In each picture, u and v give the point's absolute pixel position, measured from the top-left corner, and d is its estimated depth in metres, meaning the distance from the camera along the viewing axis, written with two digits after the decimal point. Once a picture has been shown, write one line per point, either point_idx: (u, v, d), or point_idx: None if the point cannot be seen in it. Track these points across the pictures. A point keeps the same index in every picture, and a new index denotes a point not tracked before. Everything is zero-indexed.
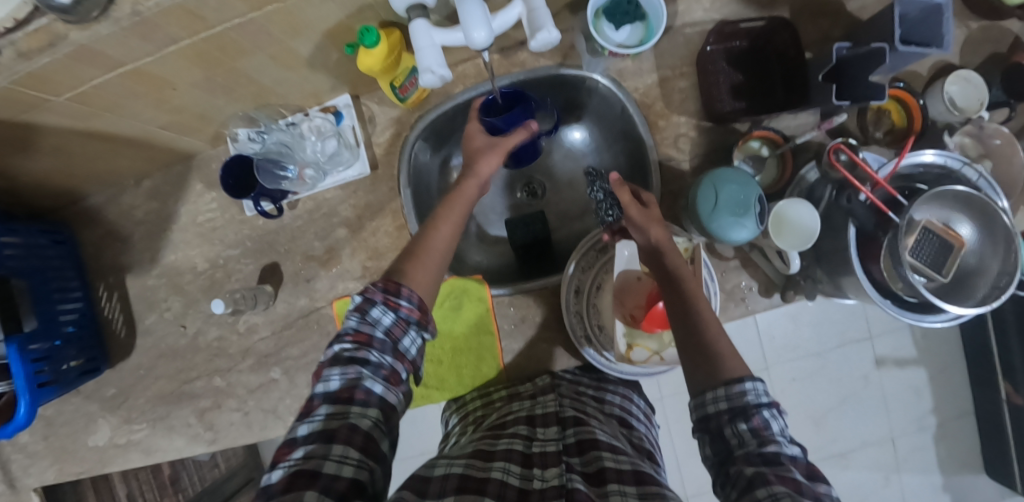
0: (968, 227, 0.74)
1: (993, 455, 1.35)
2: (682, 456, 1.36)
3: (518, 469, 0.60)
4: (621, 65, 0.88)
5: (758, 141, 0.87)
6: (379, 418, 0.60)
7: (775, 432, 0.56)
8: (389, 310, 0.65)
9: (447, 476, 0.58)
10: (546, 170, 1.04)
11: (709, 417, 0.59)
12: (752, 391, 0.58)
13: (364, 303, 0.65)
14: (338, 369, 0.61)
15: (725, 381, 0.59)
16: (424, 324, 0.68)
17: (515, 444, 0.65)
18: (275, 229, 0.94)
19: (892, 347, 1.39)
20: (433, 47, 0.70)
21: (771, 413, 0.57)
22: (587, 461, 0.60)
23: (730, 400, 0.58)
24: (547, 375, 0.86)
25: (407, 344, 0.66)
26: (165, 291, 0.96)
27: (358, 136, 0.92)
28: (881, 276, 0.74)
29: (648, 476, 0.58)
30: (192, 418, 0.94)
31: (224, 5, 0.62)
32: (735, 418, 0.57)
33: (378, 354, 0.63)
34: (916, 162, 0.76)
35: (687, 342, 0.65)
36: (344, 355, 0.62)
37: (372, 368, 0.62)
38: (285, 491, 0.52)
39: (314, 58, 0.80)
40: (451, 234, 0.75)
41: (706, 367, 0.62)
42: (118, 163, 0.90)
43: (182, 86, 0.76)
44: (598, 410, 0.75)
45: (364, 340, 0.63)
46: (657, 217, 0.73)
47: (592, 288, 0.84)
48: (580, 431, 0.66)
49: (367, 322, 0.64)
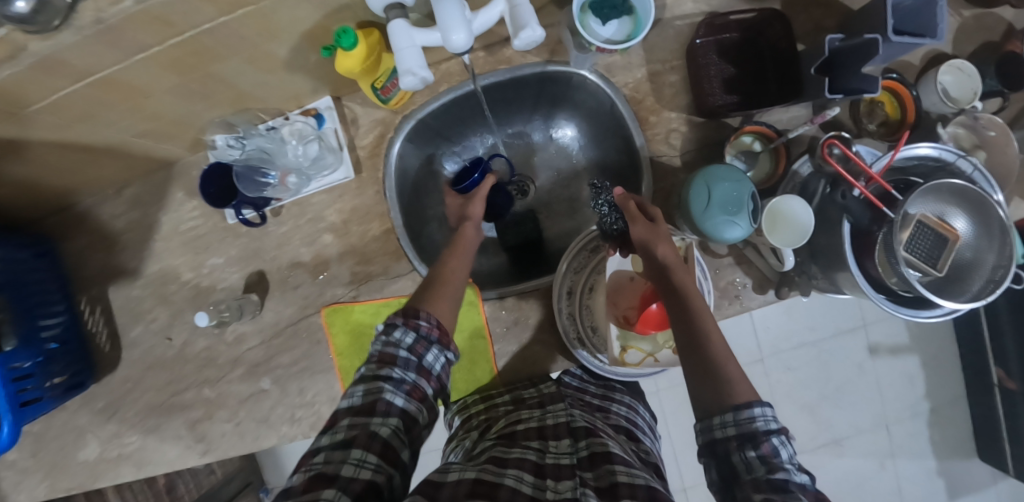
0: (963, 220, 0.74)
1: (985, 438, 1.36)
2: (679, 449, 1.37)
3: (531, 478, 0.60)
4: (610, 60, 0.86)
5: (750, 135, 0.86)
6: (399, 427, 0.60)
7: (784, 459, 0.55)
8: (410, 330, 0.66)
9: (461, 481, 0.58)
10: (534, 169, 1.03)
11: (716, 442, 0.58)
12: (761, 417, 0.57)
13: (386, 327, 0.67)
14: (361, 386, 0.62)
15: (733, 405, 0.58)
16: (445, 343, 0.68)
17: (528, 454, 0.64)
18: (259, 236, 0.91)
19: (886, 335, 1.39)
20: (413, 49, 0.67)
21: (780, 439, 0.56)
22: (600, 476, 0.59)
23: (738, 426, 0.57)
24: (552, 381, 0.84)
25: (431, 359, 0.66)
26: (151, 301, 0.94)
27: (340, 139, 0.89)
28: (875, 271, 0.75)
29: (662, 493, 0.57)
30: (182, 429, 0.93)
31: (193, 10, 0.59)
32: (743, 444, 0.56)
33: (401, 371, 0.63)
34: (910, 155, 0.74)
35: (696, 364, 0.64)
36: (368, 373, 0.63)
37: (394, 383, 0.62)
38: (304, 491, 0.52)
39: (292, 60, 0.77)
40: (463, 269, 0.78)
41: (715, 390, 0.61)
42: (96, 173, 0.87)
43: (156, 94, 0.73)
44: (607, 424, 0.73)
45: (388, 359, 0.64)
46: (662, 233, 0.71)
47: (584, 290, 0.82)
48: (593, 444, 0.65)
49: (391, 343, 0.65)
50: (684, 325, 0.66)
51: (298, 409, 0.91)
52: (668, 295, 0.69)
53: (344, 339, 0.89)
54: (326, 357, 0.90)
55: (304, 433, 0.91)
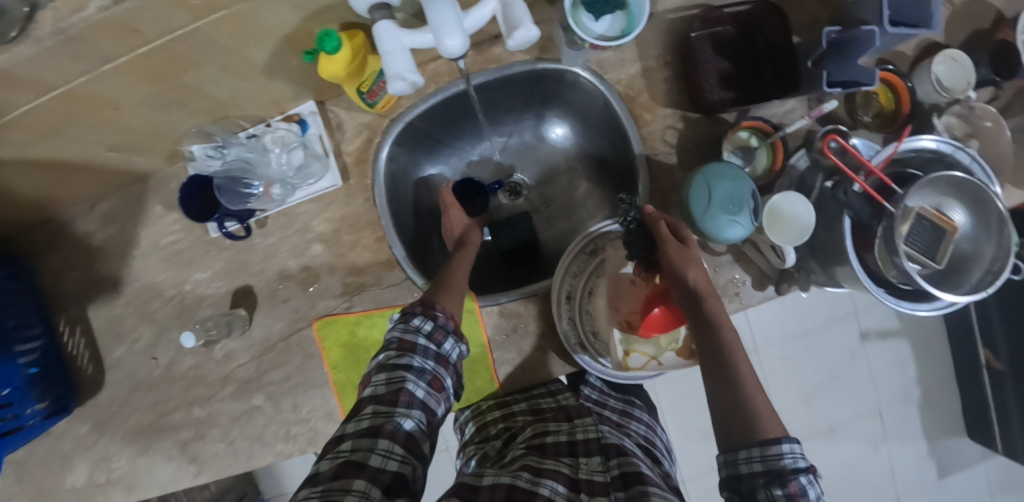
0: (960, 212, 0.74)
1: (975, 418, 1.39)
2: (678, 443, 1.38)
3: (563, 490, 0.59)
4: (602, 56, 0.84)
5: (747, 130, 0.83)
6: (422, 419, 0.63)
7: (810, 498, 0.58)
8: (428, 319, 0.69)
9: (496, 485, 0.58)
10: (527, 169, 1.00)
11: (742, 477, 0.61)
12: (788, 453, 0.59)
13: (405, 316, 0.70)
14: (383, 375, 0.65)
15: (760, 442, 0.60)
16: (460, 334, 0.72)
17: (561, 466, 0.63)
18: (244, 249, 0.87)
19: (877, 321, 1.40)
20: (402, 51, 0.63)
21: (808, 478, 0.58)
22: (633, 497, 0.58)
23: (765, 464, 0.59)
24: (570, 392, 0.86)
25: (448, 348, 0.70)
26: (134, 320, 0.90)
27: (325, 146, 0.85)
28: (875, 266, 0.75)
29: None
30: (173, 451, 0.90)
31: (162, 16, 0.56)
32: (770, 482, 0.59)
33: (421, 359, 0.66)
34: (914, 147, 0.74)
35: (726, 396, 0.65)
36: (388, 361, 0.66)
37: (416, 372, 0.65)
38: (334, 478, 0.54)
39: (271, 66, 0.73)
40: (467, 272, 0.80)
41: (743, 421, 0.62)
42: (67, 189, 0.83)
43: (128, 105, 0.69)
44: (635, 445, 0.72)
45: (408, 347, 0.67)
46: (693, 256, 0.71)
47: (583, 294, 0.81)
48: (625, 463, 0.64)
49: (410, 331, 0.68)
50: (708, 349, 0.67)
51: (293, 425, 0.88)
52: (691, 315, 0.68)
53: (339, 353, 0.87)
54: (320, 371, 0.88)
55: (301, 450, 0.88)
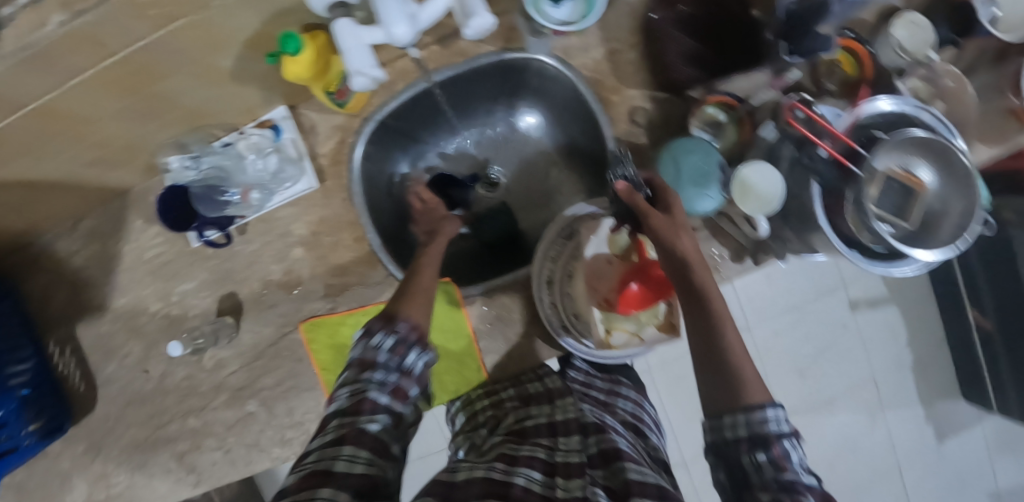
0: (928, 170, 0.75)
1: (969, 379, 1.40)
2: (677, 424, 1.40)
3: (540, 477, 0.59)
4: (566, 42, 0.85)
5: (715, 107, 0.82)
6: (388, 424, 0.61)
7: (792, 461, 0.62)
8: (389, 334, 0.65)
9: (470, 480, 0.57)
10: (503, 158, 1.01)
11: (727, 441, 0.65)
12: (773, 419, 0.63)
13: (366, 332, 0.66)
14: (345, 389, 0.63)
15: (745, 407, 0.63)
16: (425, 345, 0.67)
17: (538, 452, 0.64)
18: (227, 257, 0.88)
19: (864, 290, 1.41)
20: (361, 48, 0.64)
21: (790, 442, 0.63)
22: (610, 474, 0.59)
23: (751, 430, 0.63)
24: (557, 375, 0.87)
25: (412, 361, 0.66)
26: (123, 336, 0.91)
27: (299, 149, 0.86)
28: (849, 229, 0.74)
29: (673, 494, 0.57)
30: (171, 463, 0.90)
31: (125, 26, 0.57)
32: (755, 447, 0.63)
33: (383, 373, 0.63)
34: (874, 112, 0.74)
35: (712, 365, 0.67)
36: (350, 376, 0.64)
37: (377, 385, 0.62)
38: (299, 490, 0.54)
39: (239, 72, 0.73)
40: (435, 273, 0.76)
41: (728, 391, 0.65)
42: (46, 210, 0.83)
43: (100, 119, 0.70)
44: (617, 420, 0.74)
45: (368, 362, 0.64)
46: (680, 223, 0.69)
47: (563, 277, 0.81)
48: (603, 440, 0.65)
49: (370, 349, 0.64)
50: (702, 340, 0.67)
51: (288, 429, 0.89)
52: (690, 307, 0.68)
53: (328, 355, 0.87)
54: (311, 374, 0.88)
55: (297, 453, 0.89)
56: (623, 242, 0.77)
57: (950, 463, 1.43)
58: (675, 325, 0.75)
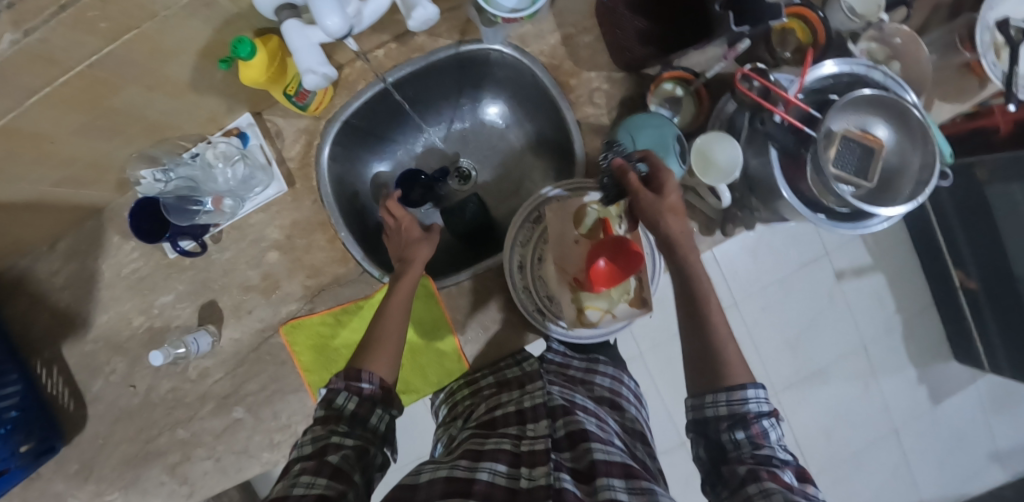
0: (885, 127, 0.76)
1: (959, 339, 1.41)
2: (671, 404, 1.43)
3: (505, 469, 0.59)
4: (521, 30, 0.86)
5: (670, 82, 0.85)
6: (350, 454, 0.63)
7: (769, 438, 0.66)
8: (353, 393, 0.69)
9: (433, 481, 0.57)
10: (472, 150, 1.02)
11: (708, 419, 0.70)
12: (753, 398, 0.68)
13: (330, 393, 0.70)
14: (308, 438, 0.65)
15: (727, 387, 0.69)
16: (389, 402, 0.71)
17: (504, 444, 0.64)
18: (204, 267, 0.89)
19: (848, 259, 1.42)
20: (311, 47, 0.66)
21: (769, 421, 0.67)
22: (577, 456, 0.60)
23: (730, 407, 0.68)
24: (535, 359, 0.84)
25: (376, 420, 0.69)
26: (108, 352, 0.91)
27: (267, 154, 0.87)
28: (811, 193, 0.76)
29: (638, 471, 0.59)
30: (163, 475, 0.91)
31: (75, 42, 0.58)
32: (735, 425, 0.67)
33: (346, 426, 0.66)
34: (822, 75, 0.76)
35: (698, 349, 0.72)
36: (314, 428, 0.66)
37: (339, 435, 0.65)
38: None
39: (197, 81, 0.75)
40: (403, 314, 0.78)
41: (710, 375, 0.70)
42: (23, 233, 0.84)
43: (63, 137, 0.71)
44: (588, 398, 0.75)
45: (332, 417, 0.67)
46: (668, 205, 0.71)
47: (534, 261, 0.83)
48: (571, 421, 0.66)
49: (334, 410, 0.68)
50: (698, 349, 0.72)
51: (276, 432, 0.89)
52: (691, 322, 0.73)
53: (309, 356, 0.88)
54: (294, 376, 0.89)
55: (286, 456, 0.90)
56: (589, 219, 0.77)
57: (947, 424, 1.44)
58: (646, 299, 0.76)
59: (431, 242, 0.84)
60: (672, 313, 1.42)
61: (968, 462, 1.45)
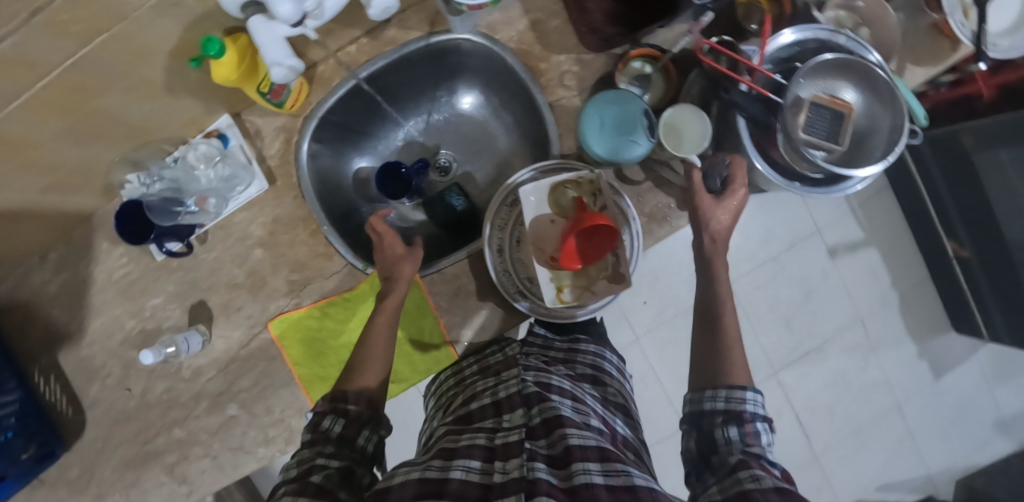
0: (852, 91, 0.76)
1: (958, 311, 1.40)
2: (670, 389, 1.43)
3: (479, 465, 0.59)
4: (490, 19, 0.87)
5: (639, 59, 0.86)
6: (335, 473, 0.64)
7: (760, 440, 0.67)
8: (338, 417, 0.70)
9: (406, 483, 0.57)
10: (450, 142, 1.04)
11: (704, 413, 0.71)
12: (750, 401, 0.69)
13: (316, 417, 0.71)
14: (294, 462, 0.66)
15: (727, 385, 0.70)
16: (376, 423, 0.73)
17: (478, 439, 0.64)
18: (191, 266, 0.90)
19: (842, 235, 1.41)
20: (277, 40, 0.68)
21: (762, 425, 0.68)
22: (553, 443, 0.60)
23: (728, 404, 0.69)
24: (515, 343, 0.87)
25: (363, 442, 0.70)
26: (102, 357, 0.92)
27: (248, 154, 0.89)
28: (784, 160, 0.77)
29: (613, 453, 0.60)
30: (163, 476, 0.92)
31: (49, 46, 0.60)
32: (729, 421, 0.68)
33: (332, 448, 0.67)
34: (780, 45, 0.76)
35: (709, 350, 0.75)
36: (300, 452, 0.68)
37: (324, 455, 0.66)
38: None
39: (172, 82, 0.76)
40: (389, 337, 0.80)
41: (709, 373, 0.73)
42: (13, 243, 0.85)
43: (45, 142, 0.73)
44: (565, 378, 0.76)
45: (320, 439, 0.68)
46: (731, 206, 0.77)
47: (512, 243, 0.84)
48: (546, 408, 0.66)
49: (320, 433, 0.69)
50: (709, 348, 0.75)
51: (270, 427, 0.90)
52: (703, 326, 0.78)
53: (299, 349, 0.90)
54: (284, 371, 0.90)
55: (281, 450, 0.91)
56: (563, 200, 0.80)
57: (948, 398, 1.43)
58: (623, 275, 0.77)
59: (415, 261, 0.84)
60: (665, 298, 1.42)
61: (974, 432, 1.44)
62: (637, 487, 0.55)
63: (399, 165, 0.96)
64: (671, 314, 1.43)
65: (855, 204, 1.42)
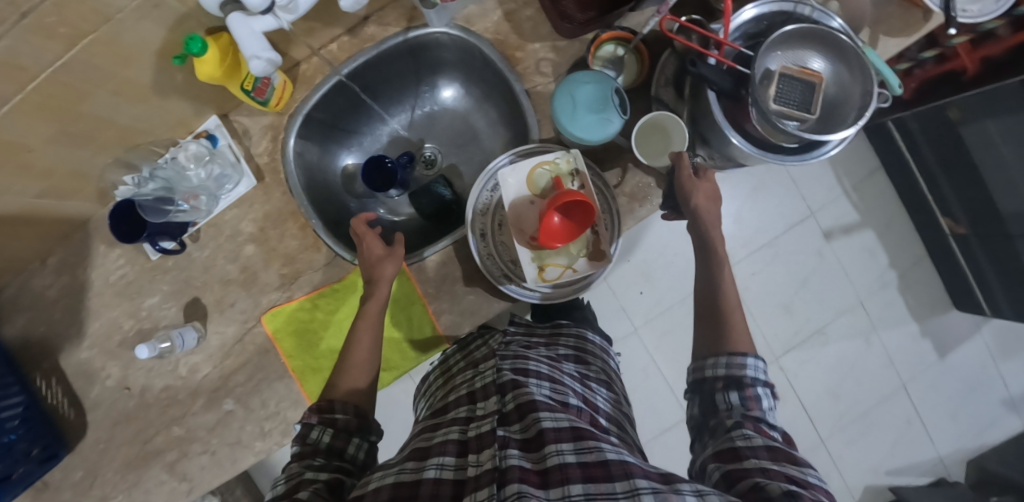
0: (819, 59, 0.78)
1: (959, 289, 1.38)
2: (672, 379, 1.42)
3: (453, 460, 0.60)
4: (465, 11, 0.90)
5: (611, 44, 0.88)
6: (326, 483, 0.65)
7: (761, 405, 0.67)
8: (326, 427, 0.71)
9: (380, 488, 0.58)
10: (435, 136, 1.08)
11: (705, 379, 0.72)
12: (752, 367, 0.70)
13: (303, 428, 0.72)
14: (283, 476, 0.67)
15: (728, 352, 0.71)
16: (364, 430, 0.75)
17: (452, 433, 0.65)
18: (186, 265, 0.93)
19: (836, 218, 1.40)
20: (254, 35, 0.71)
21: (764, 390, 0.69)
22: (526, 426, 0.61)
23: (728, 370, 0.70)
24: (496, 332, 0.88)
25: (352, 452, 0.72)
26: (102, 359, 0.94)
27: (236, 153, 0.92)
28: (758, 132, 0.76)
29: (586, 431, 0.61)
30: (164, 474, 0.92)
31: (37, 49, 0.63)
32: (729, 386, 0.69)
33: (321, 459, 0.68)
34: (741, 22, 0.77)
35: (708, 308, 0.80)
36: (290, 466, 0.68)
37: (314, 467, 0.67)
38: None
39: (159, 84, 0.80)
40: (373, 340, 0.82)
41: (715, 344, 0.75)
42: (14, 249, 0.88)
43: (39, 146, 0.76)
44: (542, 362, 0.76)
45: (308, 451, 0.69)
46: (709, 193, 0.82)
47: (494, 227, 0.86)
48: (519, 394, 0.66)
49: (308, 444, 0.70)
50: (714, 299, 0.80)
51: (266, 420, 0.91)
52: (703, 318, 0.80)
53: (291, 341, 0.92)
54: (278, 363, 0.92)
55: (278, 442, 0.91)
56: (542, 181, 0.82)
57: (955, 375, 1.41)
58: (603, 252, 0.80)
59: (397, 260, 0.85)
60: (661, 289, 1.42)
61: (983, 411, 1.41)
62: (610, 461, 0.56)
63: (384, 159, 0.98)
64: (667, 303, 1.42)
65: (848, 186, 1.41)
